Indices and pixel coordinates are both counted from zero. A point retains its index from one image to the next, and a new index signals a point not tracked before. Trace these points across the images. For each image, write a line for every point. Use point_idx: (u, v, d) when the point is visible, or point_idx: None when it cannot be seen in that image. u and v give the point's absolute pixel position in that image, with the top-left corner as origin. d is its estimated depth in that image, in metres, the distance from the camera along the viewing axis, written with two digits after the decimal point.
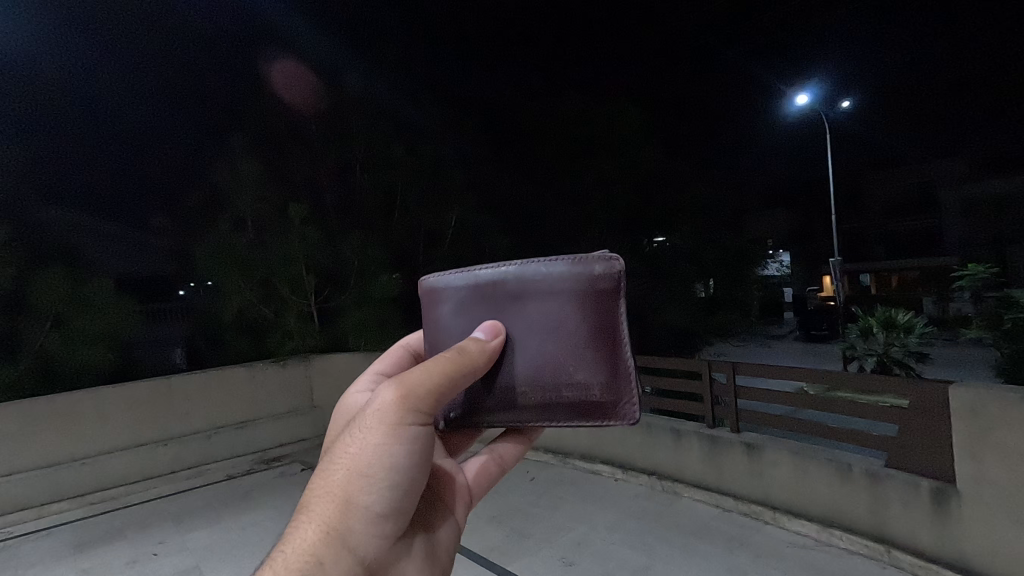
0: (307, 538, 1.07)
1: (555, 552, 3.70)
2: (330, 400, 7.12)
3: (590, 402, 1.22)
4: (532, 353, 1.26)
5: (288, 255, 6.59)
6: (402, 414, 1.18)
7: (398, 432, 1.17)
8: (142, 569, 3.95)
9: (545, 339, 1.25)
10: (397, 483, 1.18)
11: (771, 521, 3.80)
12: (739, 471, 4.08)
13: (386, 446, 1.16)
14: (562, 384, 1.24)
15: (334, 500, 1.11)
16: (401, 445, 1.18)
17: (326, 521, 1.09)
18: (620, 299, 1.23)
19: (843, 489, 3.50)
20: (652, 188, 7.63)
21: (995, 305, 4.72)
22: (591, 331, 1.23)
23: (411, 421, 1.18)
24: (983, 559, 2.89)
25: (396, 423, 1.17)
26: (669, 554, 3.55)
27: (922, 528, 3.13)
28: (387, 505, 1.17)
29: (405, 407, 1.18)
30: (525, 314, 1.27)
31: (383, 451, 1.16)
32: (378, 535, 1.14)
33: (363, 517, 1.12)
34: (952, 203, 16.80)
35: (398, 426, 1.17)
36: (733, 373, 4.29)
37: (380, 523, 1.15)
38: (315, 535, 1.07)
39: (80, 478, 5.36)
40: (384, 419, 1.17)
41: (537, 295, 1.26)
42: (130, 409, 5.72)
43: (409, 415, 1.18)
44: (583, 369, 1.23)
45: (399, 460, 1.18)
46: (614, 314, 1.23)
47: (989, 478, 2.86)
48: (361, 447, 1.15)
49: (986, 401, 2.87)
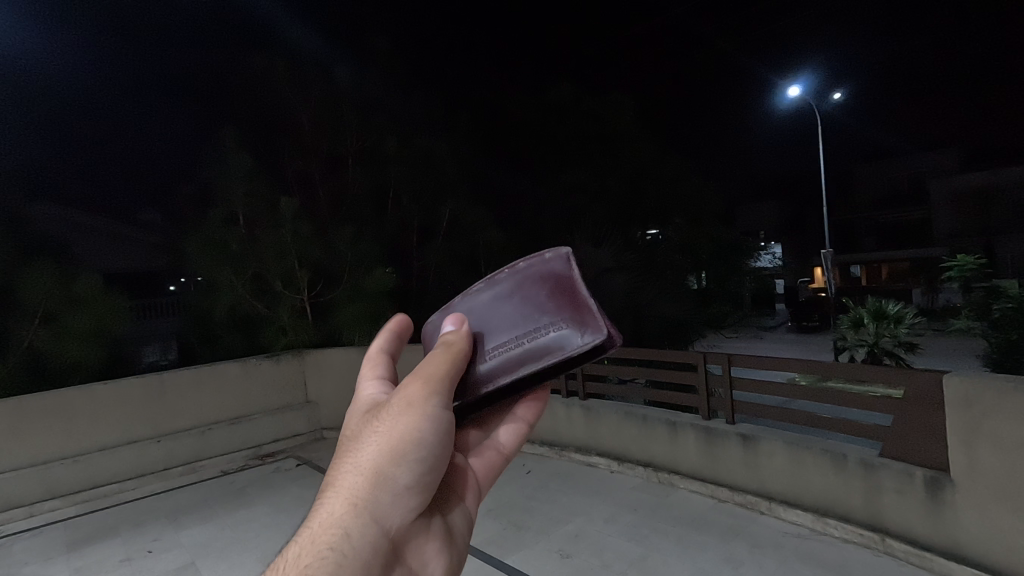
0: (336, 511, 1.05)
1: (552, 545, 3.70)
2: (325, 394, 7.10)
3: (557, 339, 1.22)
4: (497, 326, 1.31)
5: (281, 250, 6.54)
6: (429, 393, 1.18)
7: (426, 412, 1.17)
8: (137, 567, 3.93)
9: (509, 311, 1.31)
10: (424, 461, 1.17)
11: (766, 512, 3.85)
12: (735, 461, 4.10)
13: (414, 423, 1.16)
14: (528, 336, 1.25)
15: (364, 474, 1.10)
16: (429, 423, 1.17)
17: (354, 494, 1.08)
18: (571, 267, 1.32)
19: (838, 478, 3.52)
20: (646, 180, 7.62)
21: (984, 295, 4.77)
22: (548, 292, 1.30)
23: (438, 402, 1.18)
24: (976, 546, 2.93)
25: (423, 400, 1.17)
26: (666, 545, 3.57)
27: (916, 516, 3.16)
28: (414, 482, 1.16)
29: (433, 386, 1.18)
30: (486, 301, 1.36)
31: (411, 428, 1.15)
32: (403, 511, 1.13)
33: (391, 491, 1.11)
34: (941, 194, 16.93)
35: (426, 404, 1.17)
36: (729, 365, 4.29)
37: (404, 499, 1.14)
38: (342, 508, 1.06)
39: (73, 474, 5.30)
40: (412, 400, 1.18)
41: (496, 284, 1.37)
42: (123, 406, 5.66)
43: (437, 394, 1.18)
44: (546, 318, 1.26)
45: (427, 439, 1.17)
46: (566, 276, 1.31)
47: (982, 466, 2.89)
48: (389, 422, 1.16)
49: (980, 390, 2.90)
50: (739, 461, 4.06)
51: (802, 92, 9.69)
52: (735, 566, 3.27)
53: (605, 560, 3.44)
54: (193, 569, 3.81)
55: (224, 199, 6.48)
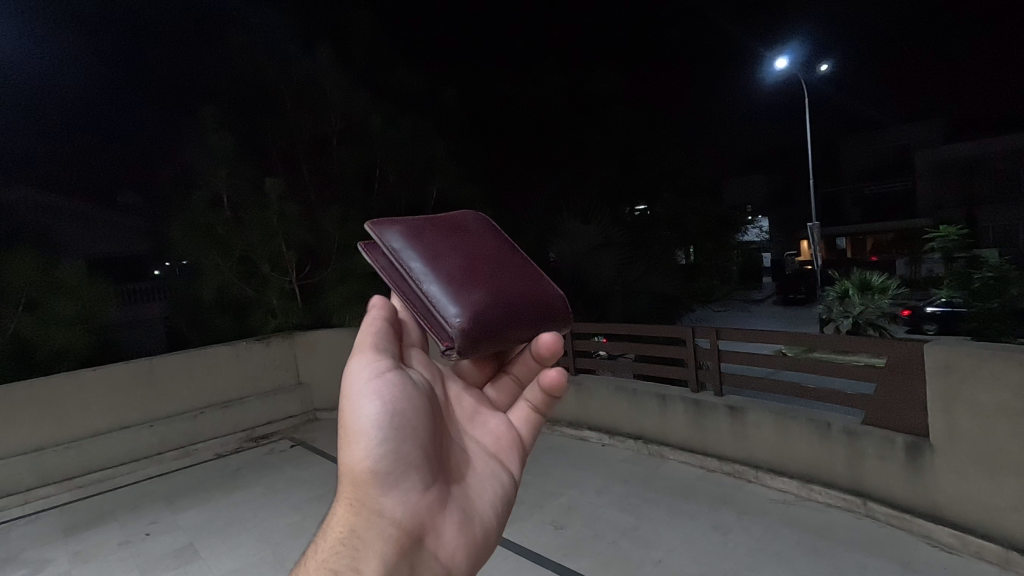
0: (341, 513, 1.25)
1: (546, 517, 3.78)
2: (317, 375, 7.12)
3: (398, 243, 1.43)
4: (470, 277, 1.40)
5: (267, 231, 6.47)
6: (362, 374, 1.32)
7: (361, 391, 1.30)
8: (136, 550, 3.96)
9: (461, 267, 1.42)
10: (395, 445, 1.26)
11: (753, 480, 3.97)
12: (722, 432, 4.19)
13: (359, 408, 1.28)
14: (440, 258, 1.43)
15: (350, 475, 1.26)
16: (376, 402, 1.28)
17: (350, 496, 1.25)
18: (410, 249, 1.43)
19: (822, 446, 3.62)
20: None
21: (964, 265, 4.83)
22: (432, 256, 1.42)
23: (368, 377, 1.32)
24: (952, 507, 3.04)
25: (360, 386, 1.31)
26: (656, 514, 3.67)
27: (896, 479, 3.27)
28: (397, 463, 1.25)
29: (363, 369, 1.33)
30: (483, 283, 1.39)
31: (363, 414, 1.26)
32: (401, 494, 1.24)
33: (377, 480, 1.22)
34: (926, 166, 17.06)
35: (363, 385, 1.31)
36: (717, 338, 4.34)
37: (398, 479, 1.24)
38: (344, 511, 1.24)
39: (66, 460, 5.29)
40: (350, 388, 1.33)
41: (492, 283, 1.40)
42: (112, 391, 5.63)
43: (367, 371, 1.32)
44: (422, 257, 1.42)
45: (383, 415, 1.27)
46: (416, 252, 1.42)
47: (959, 431, 2.98)
48: (343, 420, 1.30)
49: (959, 356, 2.97)
50: (726, 434, 4.14)
51: (790, 63, 9.62)
52: (724, 533, 3.36)
53: (597, 532, 3.52)
54: (196, 550, 3.83)
55: (207, 180, 6.36)
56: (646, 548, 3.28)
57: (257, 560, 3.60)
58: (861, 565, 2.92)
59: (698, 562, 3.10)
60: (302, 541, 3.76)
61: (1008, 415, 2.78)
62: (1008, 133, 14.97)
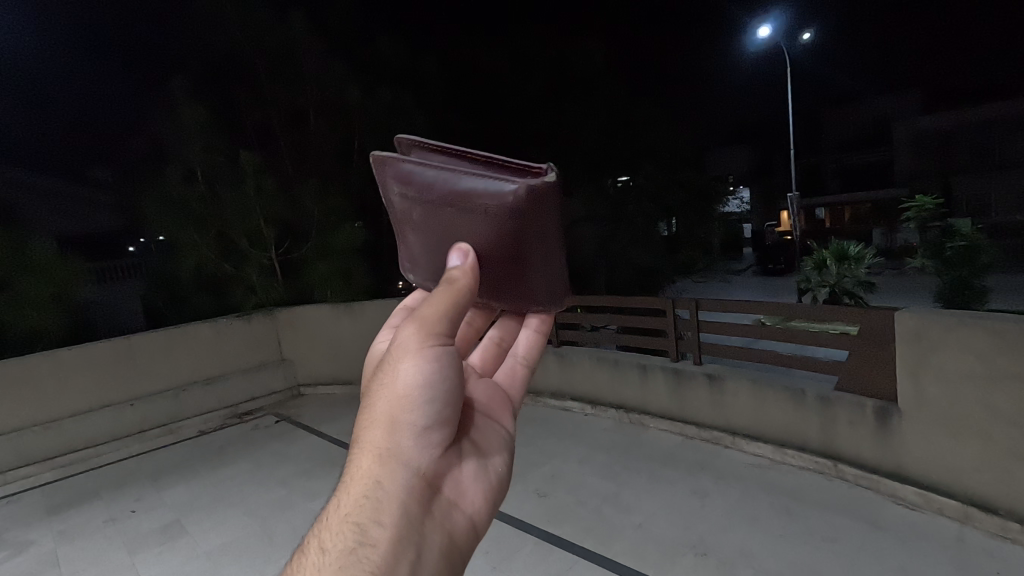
0: (364, 463, 1.14)
1: (530, 486, 3.87)
2: (301, 351, 7.09)
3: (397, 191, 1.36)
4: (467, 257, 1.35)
5: (244, 206, 6.35)
6: (424, 335, 1.24)
7: (422, 352, 1.22)
8: (121, 528, 3.96)
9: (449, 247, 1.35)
10: (434, 401, 1.23)
11: (730, 445, 4.08)
12: (701, 400, 4.29)
13: (416, 367, 1.21)
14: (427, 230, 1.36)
15: (381, 424, 1.18)
16: (431, 365, 1.23)
17: (377, 445, 1.15)
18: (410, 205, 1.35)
19: (797, 412, 3.74)
20: (619, 128, 7.56)
21: (938, 235, 4.85)
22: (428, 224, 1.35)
23: (434, 343, 1.24)
24: (918, 468, 3.17)
25: (417, 345, 1.23)
26: (636, 480, 3.78)
27: (866, 443, 3.40)
28: (431, 420, 1.23)
29: (425, 331, 1.24)
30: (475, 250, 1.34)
31: (416, 371, 1.21)
32: (429, 448, 1.21)
33: (410, 434, 1.18)
34: (903, 137, 17.23)
35: (423, 348, 1.23)
36: (697, 308, 4.41)
37: (427, 435, 1.22)
38: (369, 461, 1.14)
39: (46, 442, 5.23)
40: (408, 345, 1.23)
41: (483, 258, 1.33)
42: (90, 371, 5.55)
43: (431, 336, 1.24)
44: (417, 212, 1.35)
45: (434, 377, 1.22)
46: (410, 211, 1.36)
47: (927, 396, 3.09)
48: (390, 374, 1.21)
49: (929, 324, 3.06)
50: (705, 402, 4.25)
51: (772, 31, 9.57)
52: (703, 498, 3.47)
53: (581, 499, 3.61)
54: (183, 526, 3.85)
55: (179, 154, 6.18)
56: (628, 514, 3.38)
57: (245, 534, 3.63)
58: (833, 523, 3.05)
59: (678, 525, 3.21)
60: (289, 514, 3.81)
61: (973, 380, 2.89)
62: (984, 104, 15.14)
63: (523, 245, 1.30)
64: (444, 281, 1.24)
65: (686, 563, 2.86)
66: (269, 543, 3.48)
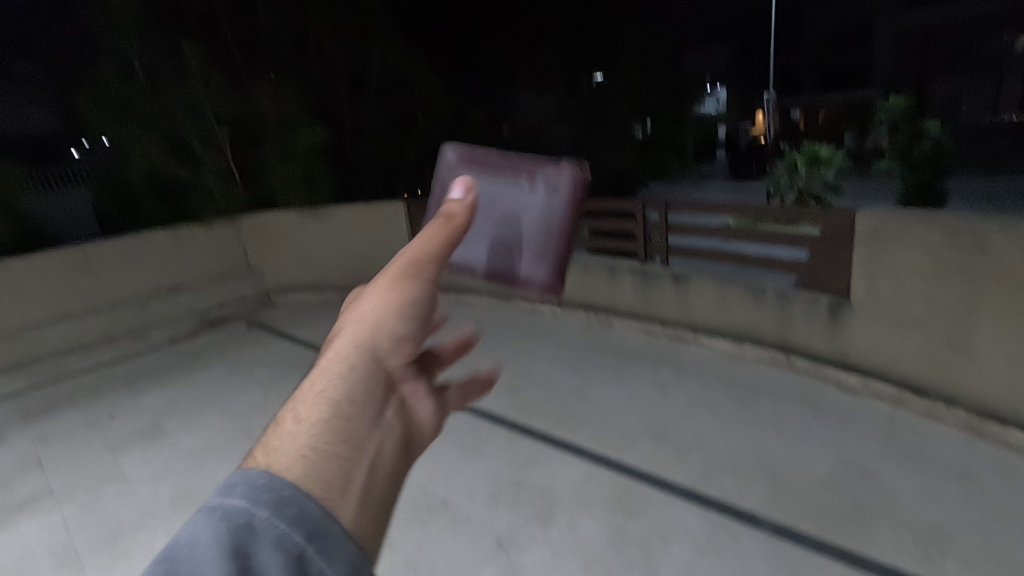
0: (339, 352, 0.95)
1: (501, 382, 4.04)
2: (270, 258, 6.85)
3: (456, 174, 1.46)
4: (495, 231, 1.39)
5: (191, 104, 6.03)
6: (418, 264, 1.12)
7: (417, 275, 1.10)
8: (103, 431, 4.05)
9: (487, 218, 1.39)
10: (410, 311, 1.04)
11: (692, 341, 4.29)
12: (666, 300, 4.44)
13: (411, 286, 1.07)
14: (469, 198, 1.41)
15: (363, 321, 0.99)
16: (429, 292, 1.09)
17: (356, 335, 0.97)
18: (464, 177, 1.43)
19: (756, 309, 3.91)
20: (593, 20, 7.14)
21: (907, 136, 4.88)
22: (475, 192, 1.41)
23: (429, 269, 1.11)
24: (862, 357, 3.41)
25: (415, 272, 1.10)
26: (602, 375, 3.98)
27: (817, 335, 3.61)
28: (417, 332, 1.04)
29: (420, 259, 1.12)
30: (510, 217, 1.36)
31: (409, 283, 1.07)
32: (407, 356, 1.01)
33: (390, 331, 1.00)
34: (884, 34, 16.76)
35: (419, 277, 1.10)
36: (667, 210, 4.43)
37: (411, 341, 1.02)
38: (347, 349, 0.95)
39: (12, 351, 5.17)
40: (400, 270, 1.10)
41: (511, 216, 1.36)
42: (47, 281, 5.35)
43: (429, 265, 1.12)
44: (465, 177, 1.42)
45: (428, 295, 1.08)
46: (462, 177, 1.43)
47: (879, 291, 3.25)
48: (380, 287, 1.07)
49: (888, 223, 3.15)
50: (670, 302, 4.39)
51: None
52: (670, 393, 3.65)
53: (548, 396, 3.77)
54: (157, 432, 3.93)
55: (114, 45, 5.66)
56: (595, 408, 3.56)
57: (219, 437, 3.73)
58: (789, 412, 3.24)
59: (640, 417, 3.41)
60: (263, 417, 3.91)
61: (923, 276, 3.03)
62: None
63: (550, 224, 1.32)
64: (443, 214, 1.21)
65: (647, 448, 3.07)
66: (244, 444, 3.60)
